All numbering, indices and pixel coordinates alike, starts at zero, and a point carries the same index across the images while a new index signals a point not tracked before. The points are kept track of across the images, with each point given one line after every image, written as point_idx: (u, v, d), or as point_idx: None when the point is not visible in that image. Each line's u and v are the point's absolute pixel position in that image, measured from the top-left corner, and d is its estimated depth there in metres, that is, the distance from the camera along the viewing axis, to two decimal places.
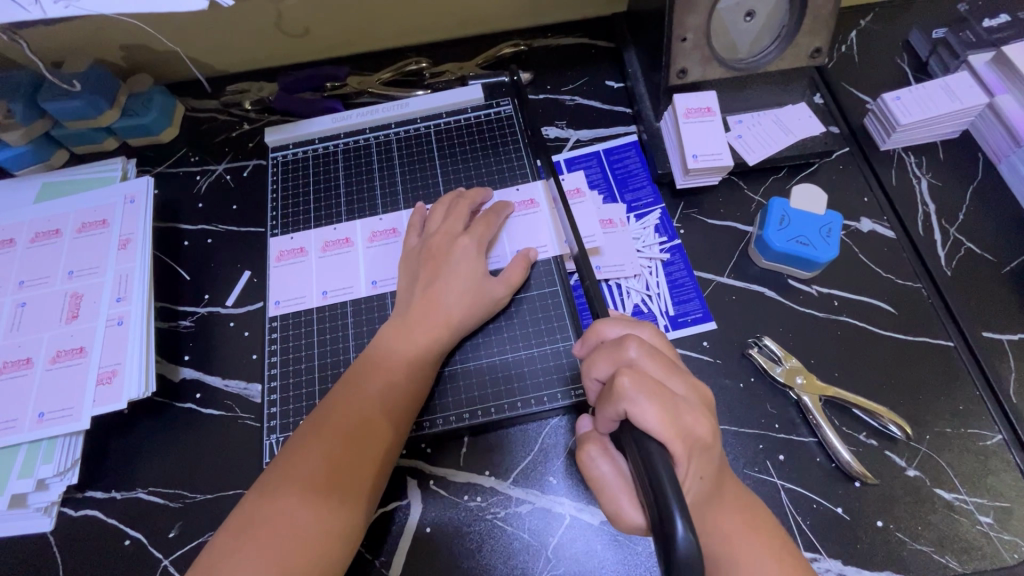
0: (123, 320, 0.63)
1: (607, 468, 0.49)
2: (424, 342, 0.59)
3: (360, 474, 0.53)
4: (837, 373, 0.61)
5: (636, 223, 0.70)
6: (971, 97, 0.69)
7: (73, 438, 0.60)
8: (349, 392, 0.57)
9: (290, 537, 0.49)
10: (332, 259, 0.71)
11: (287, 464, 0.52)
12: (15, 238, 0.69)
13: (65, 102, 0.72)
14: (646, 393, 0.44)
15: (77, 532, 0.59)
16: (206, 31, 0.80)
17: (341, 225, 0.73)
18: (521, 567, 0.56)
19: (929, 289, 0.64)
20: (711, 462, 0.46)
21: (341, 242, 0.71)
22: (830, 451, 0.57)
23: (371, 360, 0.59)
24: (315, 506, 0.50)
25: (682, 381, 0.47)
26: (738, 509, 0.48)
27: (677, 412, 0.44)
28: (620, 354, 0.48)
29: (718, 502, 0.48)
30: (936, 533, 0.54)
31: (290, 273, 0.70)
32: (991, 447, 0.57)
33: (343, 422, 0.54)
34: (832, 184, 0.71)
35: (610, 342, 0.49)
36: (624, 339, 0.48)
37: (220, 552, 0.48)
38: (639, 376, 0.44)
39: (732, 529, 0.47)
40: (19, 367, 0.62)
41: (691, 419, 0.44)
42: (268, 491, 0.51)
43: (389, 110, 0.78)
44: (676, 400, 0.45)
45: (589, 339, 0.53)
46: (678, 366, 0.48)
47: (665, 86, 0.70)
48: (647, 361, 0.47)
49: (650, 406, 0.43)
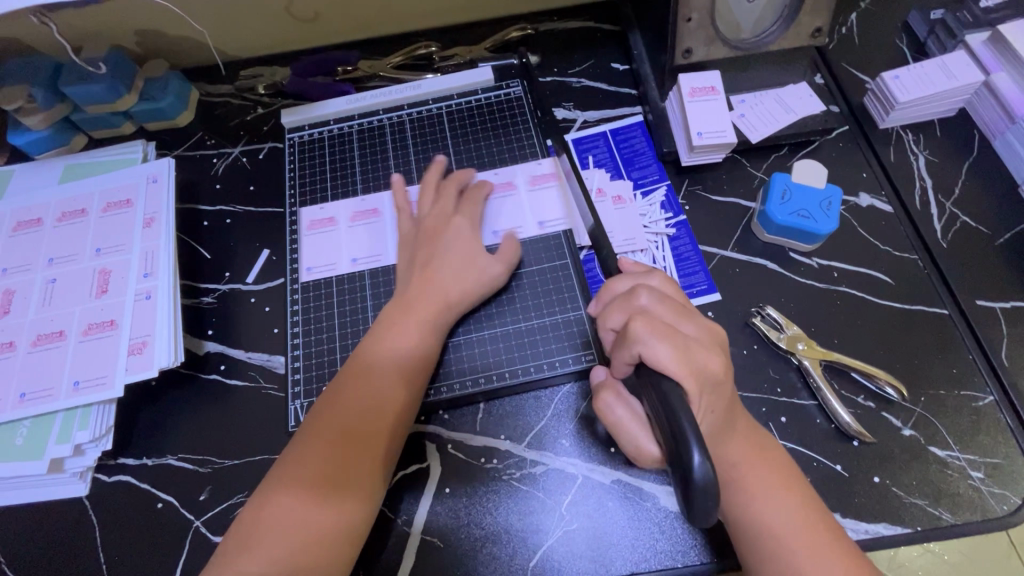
0: (150, 294, 0.66)
1: (622, 411, 0.52)
2: (420, 325, 0.61)
3: (357, 461, 0.54)
4: (837, 340, 0.63)
5: (643, 200, 0.72)
6: (966, 76, 0.71)
7: (106, 407, 0.62)
8: (356, 372, 0.59)
9: (298, 523, 0.51)
10: (360, 229, 0.73)
11: (289, 457, 0.55)
12: (42, 218, 0.72)
13: (87, 86, 0.75)
14: (657, 333, 0.47)
15: (113, 496, 0.62)
16: (220, 16, 0.82)
17: (369, 196, 0.75)
18: (536, 523, 0.59)
19: (925, 259, 0.67)
20: (723, 398, 0.49)
21: (369, 212, 0.74)
22: (830, 413, 0.60)
23: (374, 335, 0.61)
24: (322, 504, 0.52)
25: (691, 324, 0.50)
26: (751, 446, 0.52)
27: (688, 350, 0.47)
28: (632, 302, 0.51)
29: (731, 437, 0.52)
30: (930, 488, 0.56)
31: (319, 242, 0.73)
32: (983, 408, 0.60)
33: (343, 408, 0.57)
34: (833, 160, 0.73)
35: (621, 294, 0.53)
36: (636, 288, 0.52)
37: (233, 545, 0.52)
38: (652, 320, 0.48)
39: (743, 462, 0.51)
40: (52, 339, 0.64)
41: (703, 356, 0.47)
42: (278, 477, 0.54)
43: (403, 91, 0.80)
44: (687, 341, 0.47)
45: (603, 295, 0.56)
46: (688, 311, 0.52)
47: (670, 65, 0.72)
48: (657, 307, 0.50)
49: (664, 346, 0.46)
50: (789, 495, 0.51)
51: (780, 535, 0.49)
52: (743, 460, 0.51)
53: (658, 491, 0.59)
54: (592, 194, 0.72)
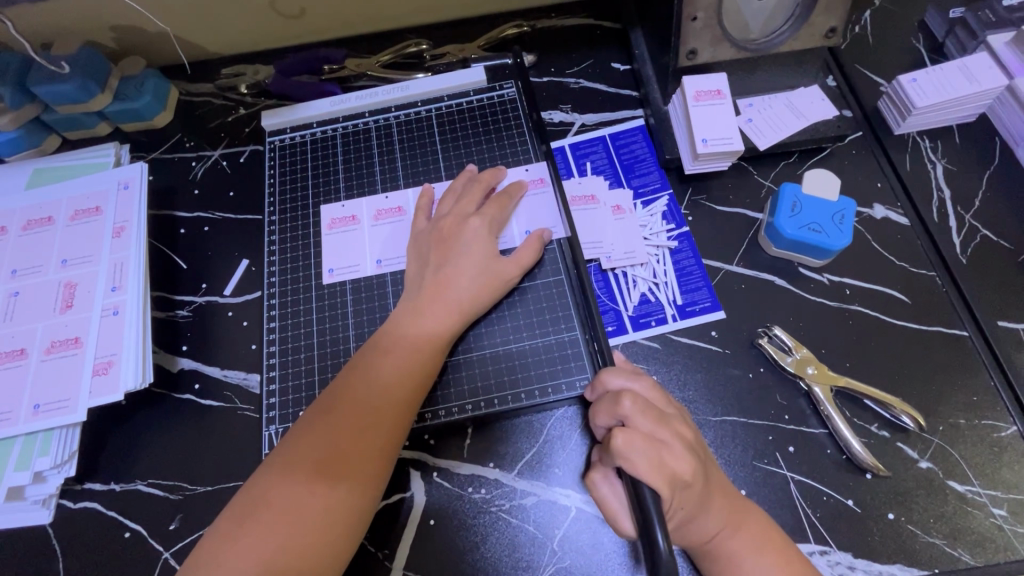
0: (118, 310, 0.62)
1: (606, 489, 0.51)
2: (434, 327, 0.58)
3: (361, 467, 0.51)
4: (849, 363, 0.60)
5: (643, 210, 0.68)
6: (988, 79, 0.67)
7: (70, 430, 0.59)
8: (356, 377, 0.55)
9: (293, 524, 0.48)
10: (338, 237, 0.69)
11: (291, 449, 0.52)
12: (6, 226, 0.68)
13: (55, 86, 0.70)
14: (637, 448, 0.46)
15: (76, 524, 0.59)
16: (199, 11, 0.77)
17: (348, 202, 0.71)
18: (526, 560, 0.55)
19: (943, 277, 0.63)
20: (696, 497, 0.48)
21: (348, 220, 0.70)
22: (841, 443, 0.56)
23: (381, 343, 0.58)
24: (337, 485, 0.50)
25: (672, 431, 0.49)
26: (729, 510, 0.49)
27: (665, 461, 0.46)
28: (616, 408, 0.50)
29: (705, 511, 0.48)
30: (949, 526, 0.53)
31: (341, 242, 0.69)
32: (1006, 439, 0.56)
33: (352, 406, 0.53)
34: (845, 169, 0.69)
35: (608, 395, 0.52)
36: (620, 393, 0.50)
37: (219, 543, 0.48)
38: (630, 433, 0.47)
39: (722, 531, 0.49)
40: (14, 357, 0.60)
41: (677, 465, 0.46)
42: (276, 474, 0.50)
43: (389, 92, 0.76)
44: (663, 454, 0.46)
45: (596, 387, 0.54)
46: (670, 417, 0.50)
47: (674, 67, 0.67)
48: (640, 418, 0.48)
49: (642, 459, 0.45)
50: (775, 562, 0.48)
51: None
52: (720, 530, 0.49)
53: None
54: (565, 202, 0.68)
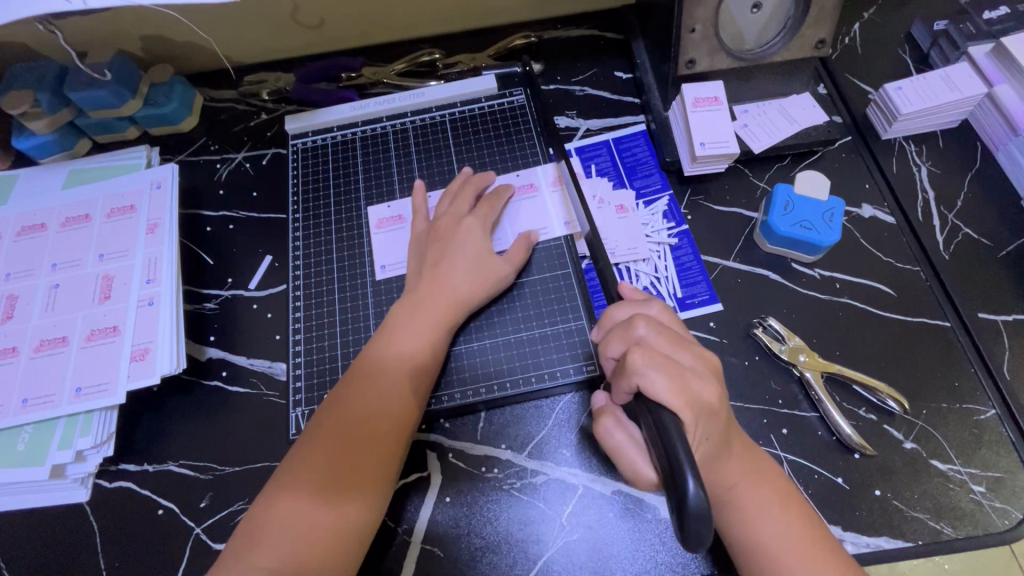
0: (152, 300, 0.66)
1: (621, 436, 0.52)
2: (429, 332, 0.62)
3: (362, 475, 0.54)
4: (838, 351, 0.63)
5: (645, 209, 0.73)
6: (969, 88, 0.71)
7: (108, 413, 0.62)
8: (352, 388, 0.58)
9: (304, 533, 0.51)
10: (387, 235, 0.73)
11: (297, 462, 0.54)
12: (46, 223, 0.72)
13: (92, 91, 0.75)
14: (654, 365, 0.47)
15: (113, 501, 0.63)
16: (225, 22, 0.82)
17: (394, 202, 0.75)
18: (537, 534, 0.58)
19: (927, 271, 0.67)
20: (718, 427, 0.49)
21: (395, 219, 0.74)
22: (831, 425, 0.59)
23: (376, 350, 0.61)
24: (343, 500, 0.53)
25: (689, 354, 0.51)
26: (747, 464, 0.52)
27: (684, 382, 0.47)
28: (630, 332, 0.51)
29: (726, 457, 0.51)
30: (931, 502, 0.56)
31: (390, 239, 0.73)
32: (985, 421, 0.59)
33: (351, 416, 0.56)
34: (835, 171, 0.73)
35: (620, 323, 0.53)
36: (633, 318, 0.52)
37: (238, 554, 0.51)
38: (647, 352, 0.48)
39: (740, 482, 0.51)
40: (55, 344, 0.64)
41: (698, 385, 0.48)
42: (283, 487, 0.53)
43: (406, 99, 0.80)
44: (684, 371, 0.48)
45: (603, 324, 0.55)
46: (686, 342, 0.52)
47: (673, 75, 0.72)
48: (654, 337, 0.50)
49: (661, 377, 0.46)
50: (783, 504, 0.51)
51: (779, 553, 0.49)
52: (739, 480, 0.51)
53: (659, 502, 0.59)
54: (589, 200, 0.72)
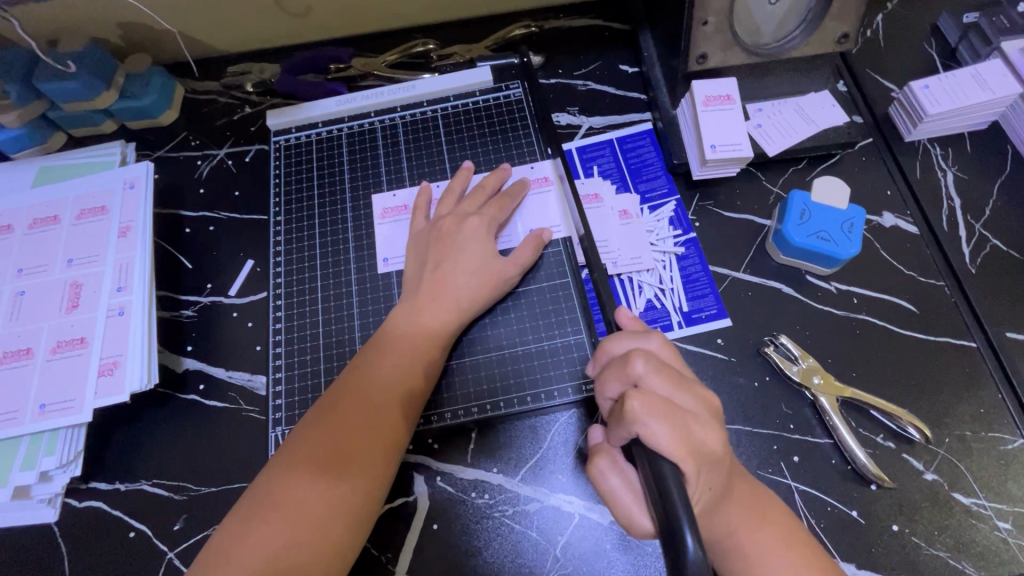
0: (124, 310, 0.62)
1: (616, 480, 0.49)
2: (437, 325, 0.59)
3: (363, 463, 0.51)
4: (855, 372, 0.59)
5: (650, 215, 0.68)
6: (1003, 87, 0.66)
7: (75, 430, 0.59)
8: (358, 378, 0.56)
9: (295, 523, 0.48)
10: (390, 227, 0.69)
11: (296, 448, 0.52)
12: (12, 224, 0.68)
13: (61, 83, 0.70)
14: (654, 412, 0.43)
15: (81, 523, 0.59)
16: (205, 10, 0.77)
17: (400, 192, 0.71)
18: (529, 565, 0.55)
19: (952, 286, 0.62)
20: (721, 475, 0.46)
21: (400, 210, 0.70)
22: (846, 453, 0.55)
23: (379, 344, 0.58)
24: (342, 489, 0.50)
25: (691, 396, 0.47)
26: (752, 510, 0.48)
27: (687, 430, 0.44)
28: (627, 371, 0.47)
29: (726, 504, 0.48)
30: (953, 539, 0.53)
31: (393, 231, 0.69)
32: (1012, 451, 0.55)
33: (353, 409, 0.53)
34: (854, 176, 0.68)
35: (617, 359, 0.49)
36: (630, 355, 0.47)
37: (229, 539, 0.48)
38: (647, 396, 0.44)
39: (740, 529, 0.48)
40: (19, 357, 0.61)
41: (701, 432, 0.45)
42: (282, 473, 0.51)
43: (395, 92, 0.75)
44: (685, 417, 0.44)
45: (599, 356, 0.52)
46: (688, 380, 0.48)
47: (683, 71, 0.67)
48: (654, 378, 0.46)
49: (660, 425, 0.42)
50: (797, 558, 0.47)
51: None
52: (740, 527, 0.48)
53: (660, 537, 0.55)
54: (580, 200, 0.67)
